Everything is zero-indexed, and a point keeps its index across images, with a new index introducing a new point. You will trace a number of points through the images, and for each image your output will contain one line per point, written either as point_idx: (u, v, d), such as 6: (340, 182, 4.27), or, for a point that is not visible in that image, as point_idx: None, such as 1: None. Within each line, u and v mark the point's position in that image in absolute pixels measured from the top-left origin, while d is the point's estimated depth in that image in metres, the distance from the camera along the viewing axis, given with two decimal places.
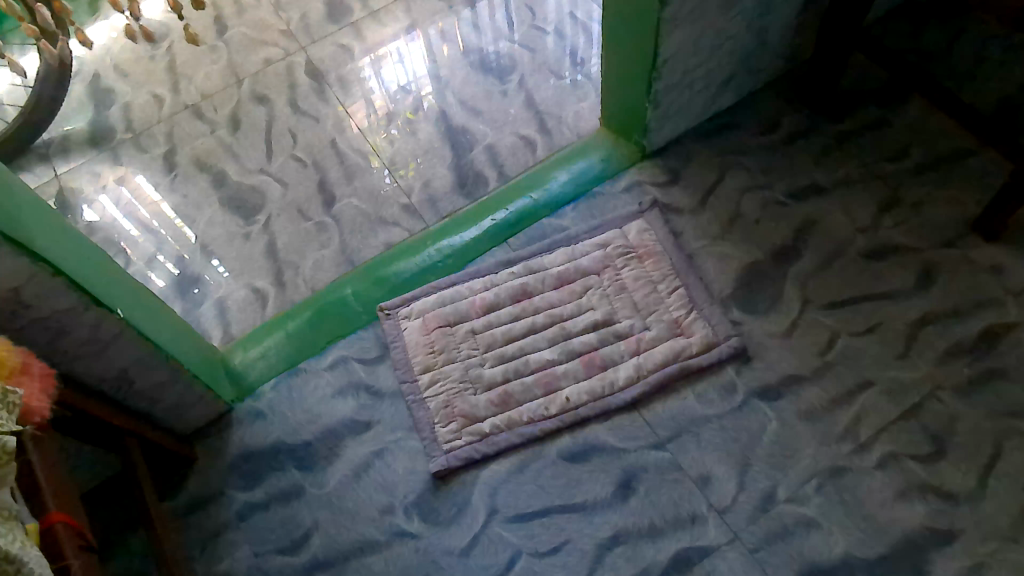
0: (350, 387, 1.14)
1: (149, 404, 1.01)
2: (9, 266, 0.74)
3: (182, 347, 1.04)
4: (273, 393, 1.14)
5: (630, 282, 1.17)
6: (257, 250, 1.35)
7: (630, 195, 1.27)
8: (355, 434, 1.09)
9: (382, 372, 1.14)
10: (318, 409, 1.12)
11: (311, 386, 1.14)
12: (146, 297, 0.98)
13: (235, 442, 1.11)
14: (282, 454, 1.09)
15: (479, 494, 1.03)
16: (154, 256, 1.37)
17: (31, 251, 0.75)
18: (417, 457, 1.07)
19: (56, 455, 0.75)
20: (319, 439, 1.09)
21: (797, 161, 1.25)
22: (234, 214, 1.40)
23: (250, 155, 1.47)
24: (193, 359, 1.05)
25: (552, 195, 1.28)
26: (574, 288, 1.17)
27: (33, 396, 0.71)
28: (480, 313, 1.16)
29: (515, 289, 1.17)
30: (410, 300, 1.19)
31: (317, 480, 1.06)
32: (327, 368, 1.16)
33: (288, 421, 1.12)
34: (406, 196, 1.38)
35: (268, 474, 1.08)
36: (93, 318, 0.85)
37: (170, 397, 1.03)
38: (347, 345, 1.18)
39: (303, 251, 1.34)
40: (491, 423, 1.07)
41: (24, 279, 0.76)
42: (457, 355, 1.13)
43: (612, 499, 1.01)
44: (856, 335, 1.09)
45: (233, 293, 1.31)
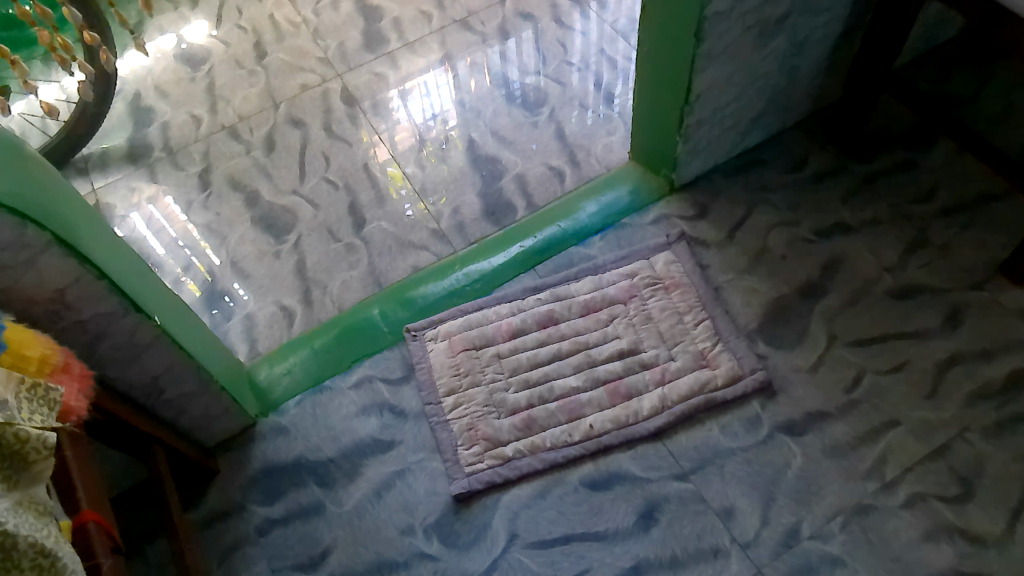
0: (374, 406, 1.14)
1: (175, 413, 1.02)
2: (58, 266, 0.77)
3: (212, 360, 1.05)
4: (297, 409, 1.15)
5: (656, 312, 1.17)
6: (286, 269, 1.37)
7: (658, 227, 1.28)
8: (378, 453, 1.09)
9: (406, 392, 1.15)
10: (340, 427, 1.12)
11: (335, 404, 1.15)
12: (180, 308, 1.00)
13: (258, 456, 1.11)
14: (303, 470, 1.09)
15: (500, 518, 1.03)
16: (184, 271, 1.39)
17: (77, 253, 0.77)
18: (438, 478, 1.06)
19: (89, 455, 0.76)
20: (341, 456, 1.10)
21: (824, 200, 1.26)
22: (266, 232, 1.43)
23: (284, 176, 1.50)
24: (221, 373, 1.06)
25: (580, 224, 1.29)
26: (599, 317, 1.17)
27: (71, 396, 0.71)
28: (506, 338, 1.17)
29: (541, 315, 1.18)
30: (437, 322, 1.20)
31: (338, 497, 1.06)
32: (352, 387, 1.16)
33: (311, 437, 1.12)
34: (434, 221, 1.40)
35: (289, 489, 1.08)
36: (129, 323, 0.87)
37: (197, 407, 1.04)
38: (372, 365, 1.18)
39: (331, 271, 1.36)
40: (514, 448, 1.07)
41: (71, 280, 0.79)
42: (482, 379, 1.13)
43: (634, 528, 1.00)
44: (882, 373, 1.08)
45: (260, 309, 1.33)
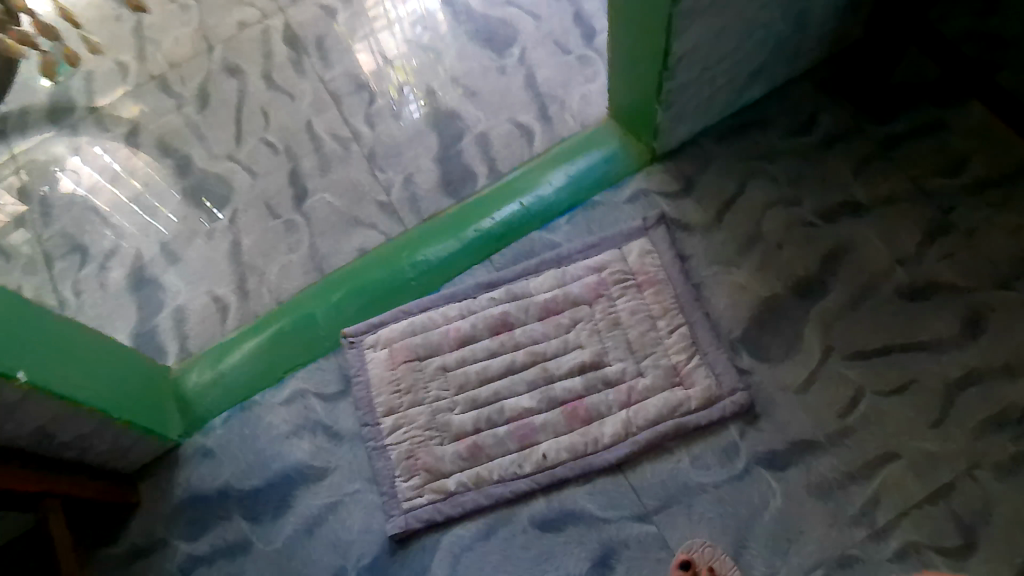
0: (306, 426, 1.03)
1: (82, 452, 0.93)
2: None
3: (112, 389, 0.95)
4: (223, 429, 1.06)
5: (624, 316, 1.01)
6: (220, 252, 1.24)
7: (635, 207, 1.09)
8: (309, 482, 1.01)
9: (342, 410, 1.04)
10: (269, 452, 1.03)
11: (265, 422, 1.05)
12: (62, 341, 0.88)
13: (181, 482, 1.04)
14: (230, 501, 1.02)
15: (440, 561, 0.94)
16: (112, 254, 1.26)
17: None
18: (374, 514, 0.98)
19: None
20: (270, 485, 1.01)
21: (833, 171, 1.05)
22: (198, 207, 1.28)
23: (219, 138, 1.33)
24: (126, 403, 0.97)
25: (545, 203, 1.10)
26: (560, 322, 1.02)
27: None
28: (454, 347, 1.03)
29: (494, 320, 1.03)
30: (377, 326, 1.06)
31: (266, 534, 0.99)
32: (283, 402, 1.05)
33: (239, 461, 1.04)
34: (385, 192, 1.23)
35: (214, 524, 1.01)
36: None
37: (103, 444, 0.95)
38: (305, 377, 1.06)
39: (269, 255, 1.22)
40: (458, 481, 0.96)
41: None
42: (424, 398, 1.01)
43: None
44: (883, 394, 0.92)
45: (193, 301, 1.21)
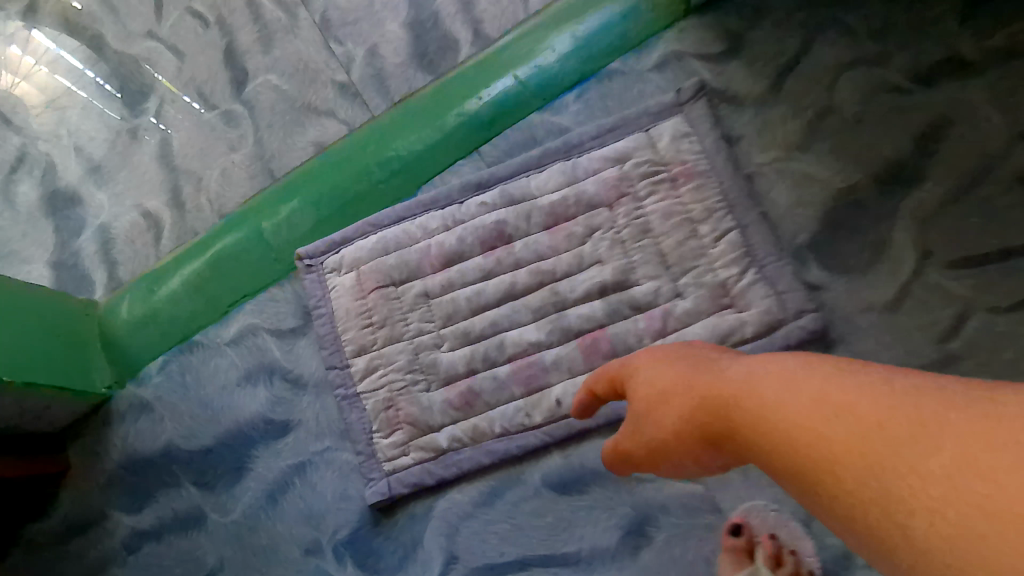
0: (261, 371, 0.83)
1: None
2: None
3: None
4: (161, 377, 0.86)
5: (654, 220, 0.78)
6: (147, 155, 1.00)
7: (664, 77, 0.84)
8: (269, 440, 0.82)
9: (303, 351, 0.83)
10: (217, 404, 0.83)
11: (211, 368, 0.85)
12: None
13: (118, 443, 0.85)
14: (176, 465, 0.83)
15: (433, 534, 0.76)
16: (17, 163, 1.02)
17: None
18: (351, 477, 0.79)
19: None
20: (222, 445, 0.82)
21: (930, 17, 0.79)
22: (116, 99, 1.02)
23: (133, 8, 1.05)
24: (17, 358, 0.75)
25: (546, 77, 0.86)
26: (572, 232, 0.79)
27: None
28: (437, 269, 0.81)
29: (488, 233, 0.81)
30: (340, 245, 0.84)
31: (221, 503, 0.81)
32: (231, 343, 0.85)
33: (182, 416, 0.84)
34: (344, 70, 0.97)
35: (160, 492, 0.83)
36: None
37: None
38: (256, 310, 0.85)
39: (207, 157, 0.98)
40: (451, 436, 0.77)
41: None
42: (403, 334, 0.80)
43: (617, 549, 0.72)
44: (998, 313, 0.71)
45: (120, 218, 0.98)
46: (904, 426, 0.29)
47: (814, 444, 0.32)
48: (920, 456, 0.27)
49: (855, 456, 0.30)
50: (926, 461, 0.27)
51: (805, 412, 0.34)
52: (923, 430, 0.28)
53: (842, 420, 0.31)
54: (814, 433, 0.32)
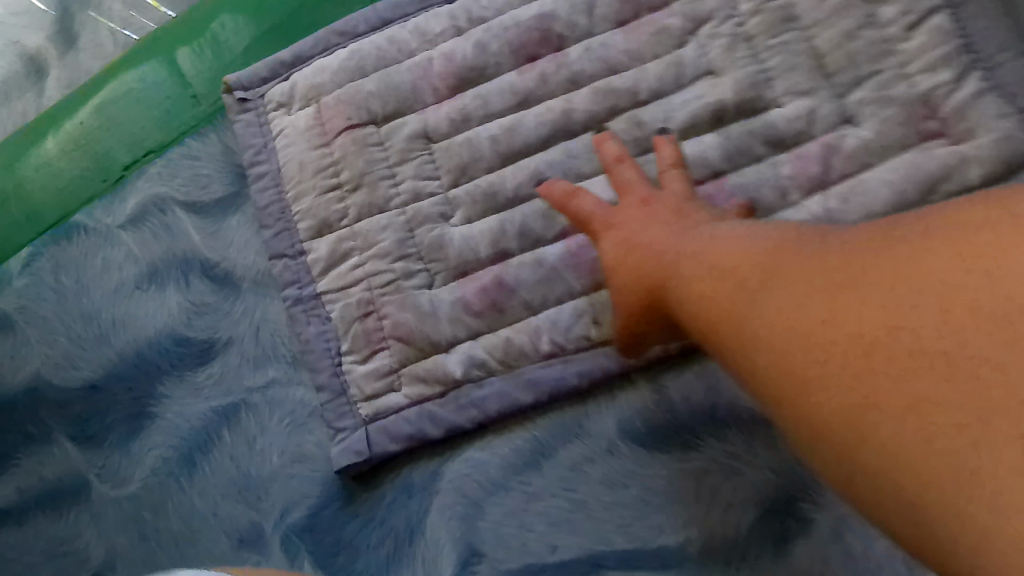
0: (173, 265, 0.54)
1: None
2: None
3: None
4: (27, 280, 0.55)
5: (802, 2, 0.48)
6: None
7: None
8: (184, 370, 0.52)
9: (237, 234, 0.54)
10: (107, 317, 0.54)
11: (98, 263, 0.55)
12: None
13: None
14: (45, 410, 0.53)
15: (443, 515, 0.47)
16: None
17: None
18: (312, 425, 0.50)
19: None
20: (113, 380, 0.52)
21: None
22: None
23: None
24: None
25: None
26: (666, 27, 0.49)
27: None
28: (445, 95, 0.51)
29: (526, 33, 0.50)
30: (292, 68, 0.54)
31: (114, 470, 0.51)
32: (129, 224, 0.55)
33: (54, 336, 0.54)
34: None
35: (19, 452, 0.52)
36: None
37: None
38: (168, 171, 0.55)
39: None
40: (469, 360, 0.48)
41: None
42: (389, 200, 0.50)
43: (753, 540, 0.43)
44: None
45: None
46: (842, 319, 0.27)
47: (729, 315, 0.32)
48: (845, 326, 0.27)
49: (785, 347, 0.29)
50: (829, 319, 0.28)
51: (729, 303, 0.32)
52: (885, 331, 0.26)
53: (742, 280, 0.33)
54: (734, 309, 0.32)
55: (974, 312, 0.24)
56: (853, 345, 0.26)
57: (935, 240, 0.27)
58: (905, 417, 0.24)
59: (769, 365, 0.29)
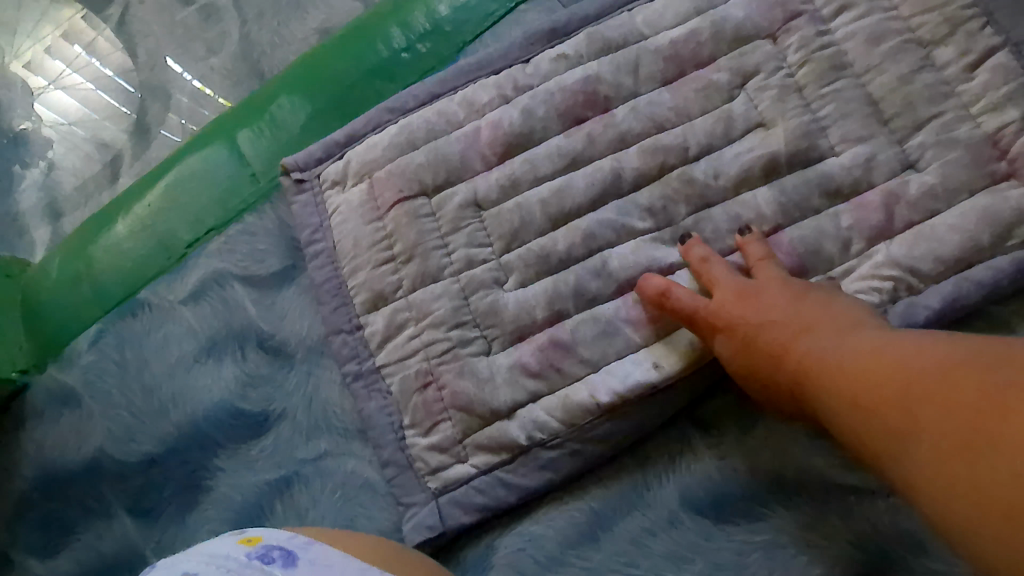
0: (229, 337, 0.54)
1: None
2: None
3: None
4: (93, 355, 0.57)
5: (853, 48, 0.48)
6: (94, 66, 0.72)
7: None
8: (238, 442, 0.52)
9: (294, 305, 0.55)
10: (166, 389, 0.54)
11: (160, 337, 0.56)
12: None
13: (31, 453, 0.56)
14: (105, 483, 0.53)
15: None
16: None
17: None
18: (364, 497, 0.49)
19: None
20: (170, 453, 0.53)
21: None
22: None
23: None
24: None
25: None
26: (714, 82, 0.49)
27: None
28: (494, 161, 0.51)
29: (572, 93, 0.51)
30: (351, 143, 0.55)
31: (168, 544, 0.51)
32: (189, 298, 0.56)
33: (116, 411, 0.55)
34: None
35: (81, 526, 0.53)
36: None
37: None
38: (226, 246, 0.57)
39: (176, 61, 0.70)
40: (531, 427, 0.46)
41: None
42: (442, 268, 0.50)
43: None
44: None
45: (66, 150, 0.70)
46: (886, 396, 0.32)
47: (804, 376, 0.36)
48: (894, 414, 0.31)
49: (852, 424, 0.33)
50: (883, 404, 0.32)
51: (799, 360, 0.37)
52: (938, 391, 0.29)
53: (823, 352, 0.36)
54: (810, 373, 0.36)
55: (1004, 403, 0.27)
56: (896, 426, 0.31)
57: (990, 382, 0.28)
58: (944, 475, 0.28)
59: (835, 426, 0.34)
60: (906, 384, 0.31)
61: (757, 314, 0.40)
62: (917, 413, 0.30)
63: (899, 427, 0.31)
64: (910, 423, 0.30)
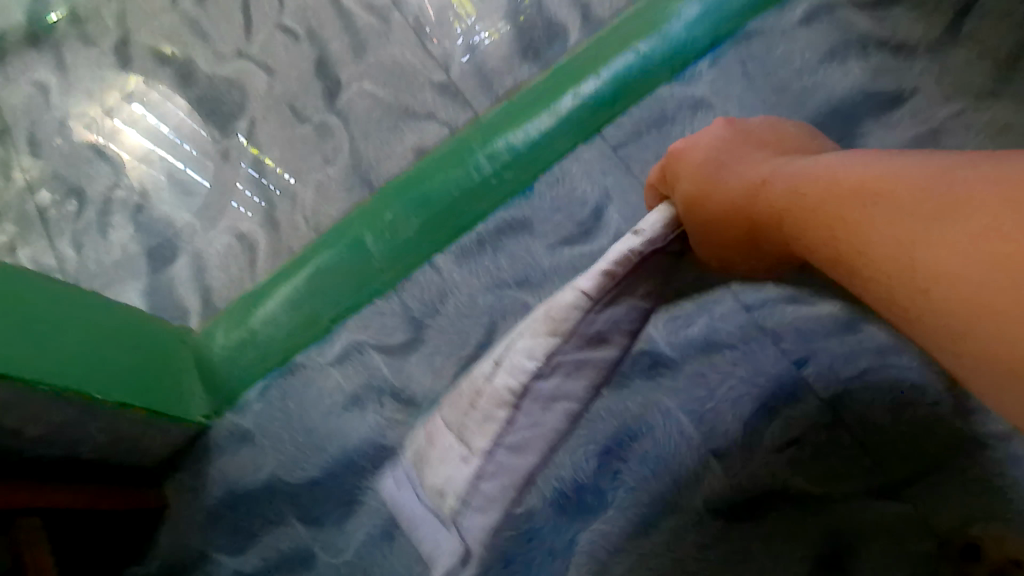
0: (371, 391, 0.74)
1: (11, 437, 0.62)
2: None
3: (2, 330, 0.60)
4: (262, 404, 0.77)
5: None
6: (240, 176, 0.93)
7: (815, 31, 0.74)
8: (382, 468, 0.72)
9: (417, 367, 0.74)
10: (323, 429, 0.74)
11: (314, 391, 0.76)
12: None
13: (217, 477, 0.76)
14: (279, 499, 0.73)
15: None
16: (111, 193, 0.98)
17: None
18: None
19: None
20: (329, 476, 0.72)
21: None
22: (208, 121, 0.97)
23: (223, 30, 1.01)
24: (66, 360, 0.65)
25: (672, 44, 0.75)
26: None
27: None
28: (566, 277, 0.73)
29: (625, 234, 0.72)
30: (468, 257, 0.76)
31: (333, 542, 0.71)
32: (336, 362, 0.76)
33: (285, 446, 0.75)
34: (443, 70, 0.90)
35: (265, 531, 0.73)
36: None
37: (24, 419, 0.62)
38: (361, 325, 0.77)
39: (301, 171, 0.91)
40: (532, 357, 0.60)
41: None
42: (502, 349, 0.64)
43: None
44: None
45: (213, 241, 0.92)
46: (893, 215, 0.42)
47: (838, 223, 0.46)
48: (895, 232, 0.42)
49: (850, 252, 0.45)
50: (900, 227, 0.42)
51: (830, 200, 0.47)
52: (940, 211, 0.40)
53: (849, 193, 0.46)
54: (839, 215, 0.46)
55: (987, 239, 0.36)
56: (903, 245, 0.41)
57: (975, 201, 0.38)
58: (962, 292, 0.37)
59: (851, 255, 0.45)
60: (912, 205, 0.41)
61: (797, 185, 0.51)
62: (924, 235, 0.40)
63: (906, 256, 0.41)
64: (913, 251, 0.40)
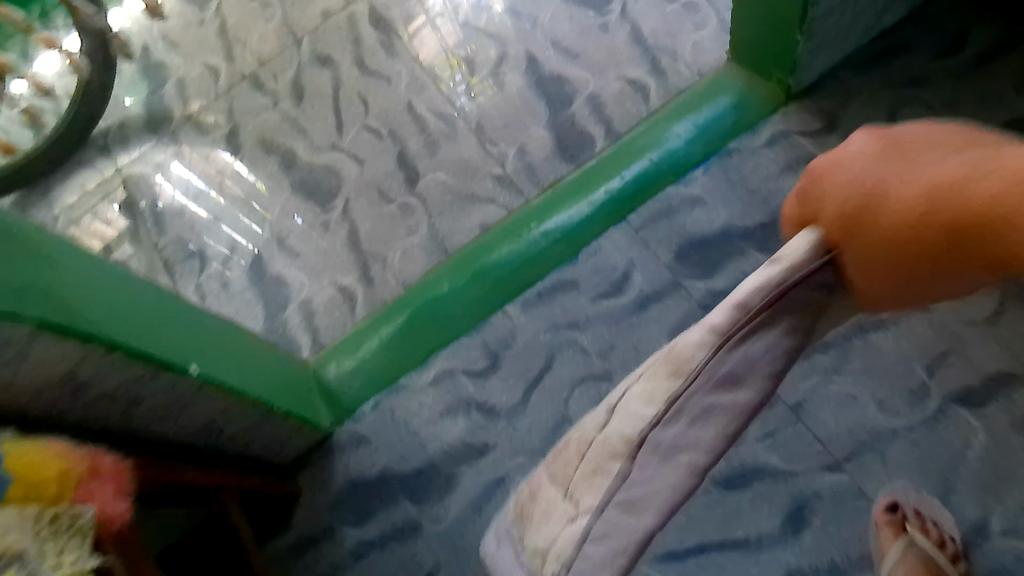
0: (460, 404, 1.01)
1: (213, 433, 0.87)
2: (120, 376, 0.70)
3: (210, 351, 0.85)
4: (375, 415, 1.04)
5: None
6: (338, 242, 1.21)
7: (775, 150, 1.05)
8: (471, 460, 0.98)
9: (495, 386, 1.01)
10: (425, 433, 1.01)
11: (416, 404, 1.03)
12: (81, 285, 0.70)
13: (341, 470, 1.02)
14: (391, 485, 1.00)
15: None
16: (230, 254, 1.25)
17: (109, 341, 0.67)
18: None
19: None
20: (430, 467, 0.99)
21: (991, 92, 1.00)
22: (310, 200, 1.25)
23: (321, 129, 1.30)
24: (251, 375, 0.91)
25: (673, 155, 1.07)
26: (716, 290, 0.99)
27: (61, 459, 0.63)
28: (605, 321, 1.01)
29: (645, 291, 1.01)
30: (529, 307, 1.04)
31: (434, 514, 0.97)
32: (432, 383, 1.03)
33: (395, 446, 1.01)
34: (500, 164, 1.18)
35: (381, 508, 0.99)
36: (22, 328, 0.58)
37: (228, 421, 0.87)
38: (450, 354, 1.05)
39: (388, 239, 1.19)
40: (650, 402, 0.47)
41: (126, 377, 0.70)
42: None
43: (780, 533, 0.86)
44: None
45: (318, 294, 1.19)
46: (963, 203, 0.40)
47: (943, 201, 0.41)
48: (987, 216, 0.39)
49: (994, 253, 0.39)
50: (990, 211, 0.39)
51: (919, 193, 0.42)
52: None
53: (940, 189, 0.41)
54: (946, 186, 0.41)
55: None
56: (990, 227, 0.39)
57: None
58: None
59: (994, 246, 0.39)
60: (968, 191, 0.40)
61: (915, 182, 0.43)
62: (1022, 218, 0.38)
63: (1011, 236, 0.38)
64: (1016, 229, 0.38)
